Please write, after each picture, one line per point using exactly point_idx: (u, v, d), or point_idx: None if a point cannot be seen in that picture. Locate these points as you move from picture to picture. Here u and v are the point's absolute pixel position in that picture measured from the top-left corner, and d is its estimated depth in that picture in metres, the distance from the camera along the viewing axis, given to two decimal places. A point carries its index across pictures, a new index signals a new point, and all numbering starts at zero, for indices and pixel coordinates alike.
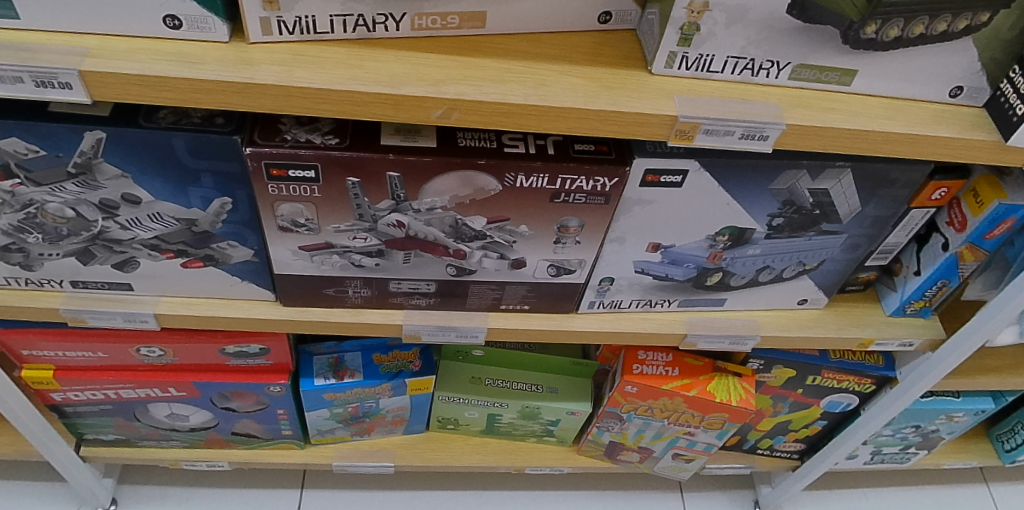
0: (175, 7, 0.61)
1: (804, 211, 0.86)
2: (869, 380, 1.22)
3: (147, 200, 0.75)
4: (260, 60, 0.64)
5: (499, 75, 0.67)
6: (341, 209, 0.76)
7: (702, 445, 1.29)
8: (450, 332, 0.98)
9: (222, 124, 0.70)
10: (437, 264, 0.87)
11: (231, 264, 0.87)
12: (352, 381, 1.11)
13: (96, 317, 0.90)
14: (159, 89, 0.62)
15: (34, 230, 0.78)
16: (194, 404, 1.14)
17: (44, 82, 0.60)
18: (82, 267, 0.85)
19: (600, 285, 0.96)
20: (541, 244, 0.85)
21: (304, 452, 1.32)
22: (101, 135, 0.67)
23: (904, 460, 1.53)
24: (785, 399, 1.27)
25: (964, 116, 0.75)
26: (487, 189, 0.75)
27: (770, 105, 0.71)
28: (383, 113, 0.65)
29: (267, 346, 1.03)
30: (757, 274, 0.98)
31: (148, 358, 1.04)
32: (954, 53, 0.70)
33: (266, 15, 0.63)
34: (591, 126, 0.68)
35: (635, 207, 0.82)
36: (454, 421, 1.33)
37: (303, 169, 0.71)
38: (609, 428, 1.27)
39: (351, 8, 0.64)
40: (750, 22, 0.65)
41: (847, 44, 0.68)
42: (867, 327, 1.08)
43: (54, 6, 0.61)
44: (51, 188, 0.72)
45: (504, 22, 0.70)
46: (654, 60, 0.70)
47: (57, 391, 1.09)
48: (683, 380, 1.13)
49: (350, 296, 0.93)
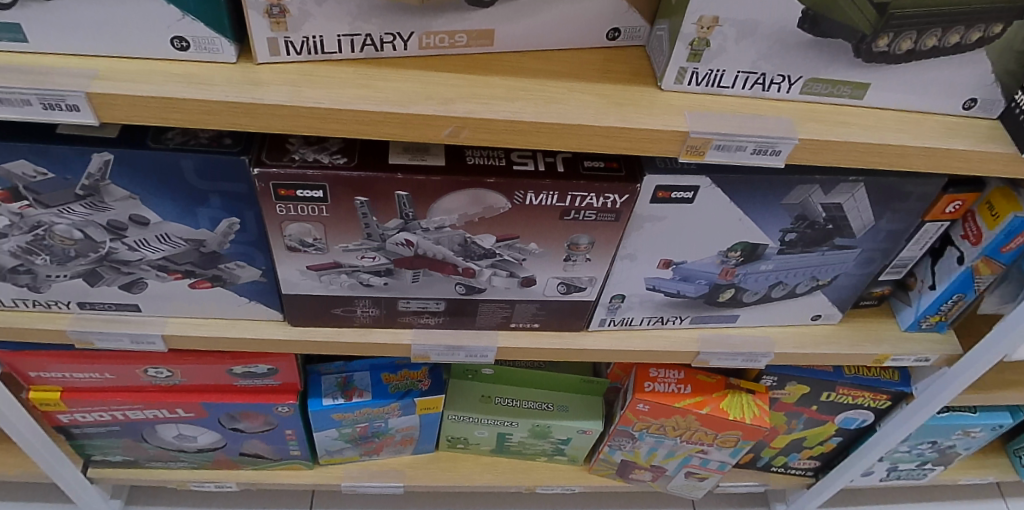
0: (183, 28, 0.61)
1: (817, 226, 0.85)
2: (884, 396, 1.19)
3: (155, 221, 0.75)
4: (268, 80, 0.63)
5: (508, 93, 0.66)
6: (349, 228, 0.76)
7: (716, 463, 1.27)
8: (459, 352, 0.97)
9: (230, 145, 0.70)
10: (446, 283, 0.86)
11: (239, 284, 0.87)
12: (361, 401, 1.10)
13: (104, 338, 0.90)
14: (167, 111, 0.61)
15: (42, 252, 0.78)
16: (203, 425, 1.14)
17: (52, 104, 0.60)
18: (89, 288, 0.85)
19: (611, 302, 0.95)
20: (551, 261, 0.84)
21: (313, 472, 1.31)
22: (109, 157, 0.67)
23: (922, 476, 1.50)
24: (800, 416, 1.25)
25: (979, 128, 0.74)
26: (496, 207, 0.75)
27: (782, 120, 0.70)
28: (392, 132, 0.65)
29: (276, 366, 1.02)
30: (770, 290, 0.97)
31: (156, 379, 1.03)
32: (968, 65, 0.70)
33: (274, 36, 0.63)
34: (602, 143, 0.67)
35: (646, 224, 0.81)
36: (464, 440, 1.32)
37: (311, 189, 0.70)
38: (621, 446, 1.26)
39: (359, 28, 0.63)
40: (762, 36, 0.65)
41: (859, 58, 0.68)
42: (883, 343, 1.07)
43: (62, 29, 0.61)
44: (60, 210, 0.72)
45: (512, 40, 0.69)
46: (664, 76, 0.69)
47: (65, 413, 1.08)
48: (696, 397, 1.12)
49: (359, 316, 0.92)
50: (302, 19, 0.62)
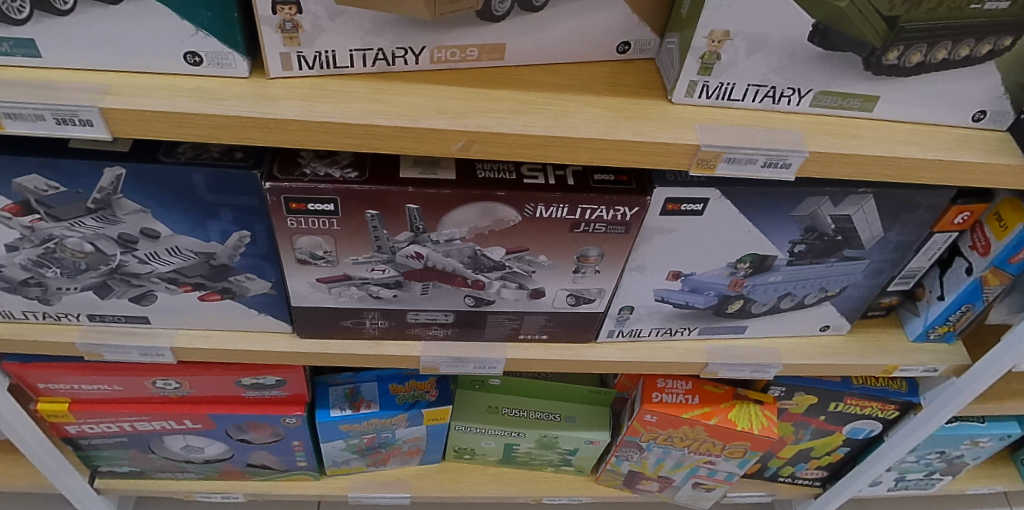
0: (196, 43, 0.61)
1: (826, 237, 0.85)
2: (893, 407, 1.19)
3: (166, 234, 0.75)
4: (280, 95, 0.64)
5: (519, 107, 0.66)
6: (360, 241, 0.76)
7: (724, 474, 1.26)
8: (467, 364, 0.96)
9: (241, 158, 0.70)
10: (455, 295, 0.86)
11: (248, 297, 0.87)
12: (368, 412, 1.10)
13: (112, 351, 0.90)
14: (180, 126, 0.62)
15: (53, 265, 0.78)
16: (210, 436, 1.13)
17: (66, 119, 0.60)
18: (99, 300, 0.85)
19: (620, 313, 0.95)
20: (561, 274, 0.84)
21: (320, 483, 1.31)
22: (121, 171, 0.68)
23: (930, 486, 1.50)
24: (807, 426, 1.25)
25: (988, 140, 0.74)
26: (506, 220, 0.75)
27: (793, 133, 0.70)
28: (404, 146, 0.65)
29: (284, 378, 1.02)
30: (779, 302, 0.97)
31: (164, 391, 1.03)
32: (977, 78, 0.70)
33: (287, 50, 0.63)
34: (612, 157, 0.67)
35: (655, 236, 0.81)
36: (470, 451, 1.32)
37: (322, 202, 0.70)
38: (628, 457, 1.25)
39: (371, 42, 0.64)
40: (772, 50, 0.65)
41: (870, 71, 0.68)
42: (891, 354, 1.06)
43: (76, 44, 0.61)
44: (71, 223, 0.72)
45: (522, 54, 0.69)
46: (674, 89, 0.69)
47: (72, 424, 1.08)
48: (704, 408, 1.12)
49: (368, 328, 0.92)
50: (314, 35, 0.62)
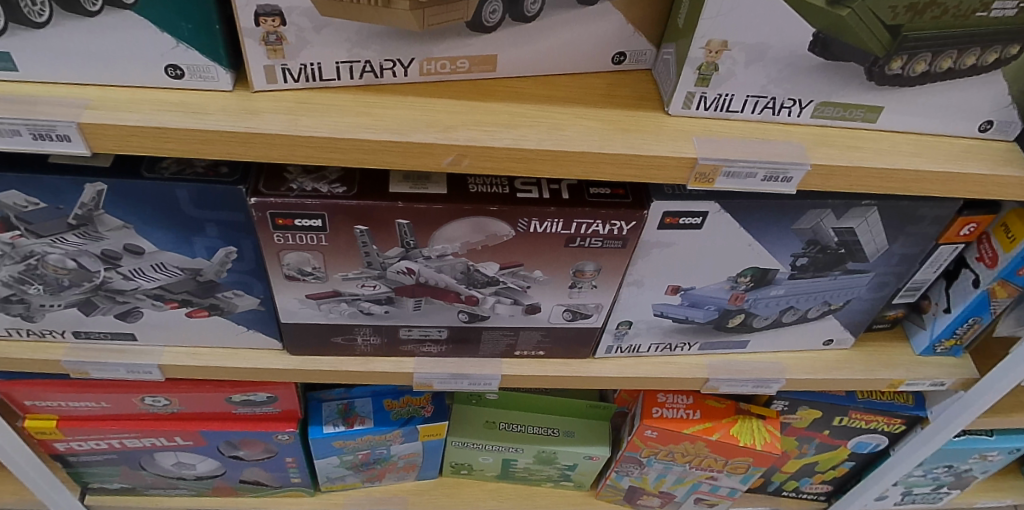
0: (177, 56, 0.60)
1: (828, 251, 0.83)
2: (899, 421, 1.16)
3: (150, 250, 0.73)
4: (264, 109, 0.62)
5: (511, 120, 0.65)
6: (348, 257, 0.74)
7: (726, 489, 1.24)
8: (462, 380, 0.94)
9: (226, 174, 0.68)
10: (448, 311, 0.84)
11: (236, 313, 0.85)
12: (362, 428, 1.07)
13: (98, 369, 0.88)
14: (161, 140, 0.60)
15: (35, 281, 0.76)
16: (201, 453, 1.11)
17: (42, 135, 0.58)
18: (84, 317, 0.83)
19: (617, 328, 0.93)
20: (556, 289, 0.82)
21: (315, 499, 1.28)
22: (102, 187, 0.66)
23: (937, 500, 1.47)
24: (811, 441, 1.22)
25: (995, 151, 0.72)
26: (499, 235, 0.73)
27: (793, 145, 0.68)
28: (392, 161, 0.63)
29: (275, 394, 1.00)
30: (781, 315, 0.94)
31: (153, 407, 1.01)
32: (983, 87, 0.67)
33: (271, 63, 0.61)
34: (607, 170, 0.65)
35: (653, 250, 0.79)
36: (468, 466, 1.29)
37: (309, 218, 0.69)
38: (629, 472, 1.23)
39: (358, 54, 0.62)
40: (771, 60, 0.63)
41: (872, 81, 0.66)
42: (897, 368, 1.04)
43: (52, 57, 0.59)
44: (52, 239, 0.71)
45: (514, 65, 0.67)
46: (671, 101, 0.67)
47: (60, 442, 1.06)
48: (705, 423, 1.09)
49: (359, 344, 0.90)
50: (299, 47, 0.60)
